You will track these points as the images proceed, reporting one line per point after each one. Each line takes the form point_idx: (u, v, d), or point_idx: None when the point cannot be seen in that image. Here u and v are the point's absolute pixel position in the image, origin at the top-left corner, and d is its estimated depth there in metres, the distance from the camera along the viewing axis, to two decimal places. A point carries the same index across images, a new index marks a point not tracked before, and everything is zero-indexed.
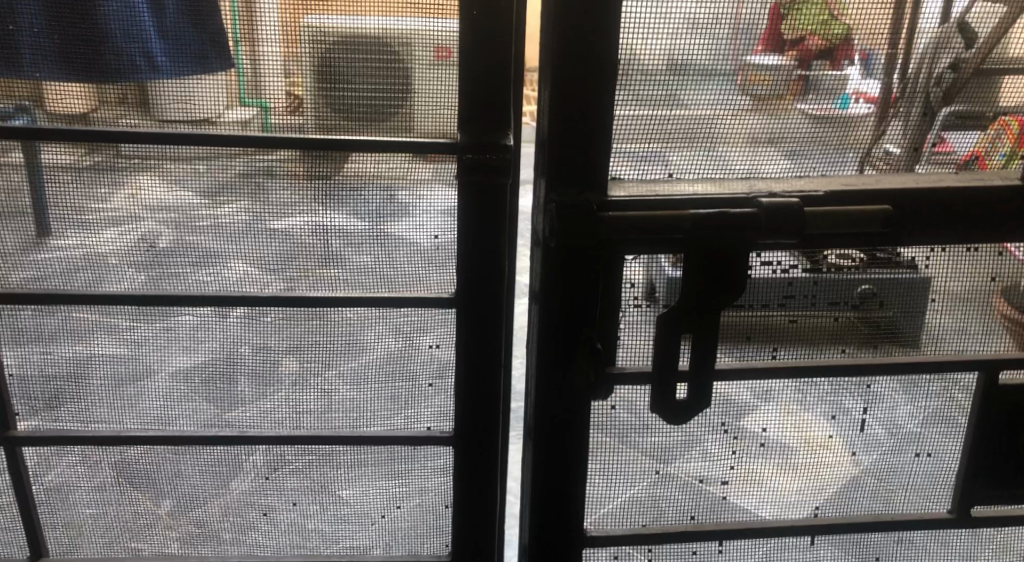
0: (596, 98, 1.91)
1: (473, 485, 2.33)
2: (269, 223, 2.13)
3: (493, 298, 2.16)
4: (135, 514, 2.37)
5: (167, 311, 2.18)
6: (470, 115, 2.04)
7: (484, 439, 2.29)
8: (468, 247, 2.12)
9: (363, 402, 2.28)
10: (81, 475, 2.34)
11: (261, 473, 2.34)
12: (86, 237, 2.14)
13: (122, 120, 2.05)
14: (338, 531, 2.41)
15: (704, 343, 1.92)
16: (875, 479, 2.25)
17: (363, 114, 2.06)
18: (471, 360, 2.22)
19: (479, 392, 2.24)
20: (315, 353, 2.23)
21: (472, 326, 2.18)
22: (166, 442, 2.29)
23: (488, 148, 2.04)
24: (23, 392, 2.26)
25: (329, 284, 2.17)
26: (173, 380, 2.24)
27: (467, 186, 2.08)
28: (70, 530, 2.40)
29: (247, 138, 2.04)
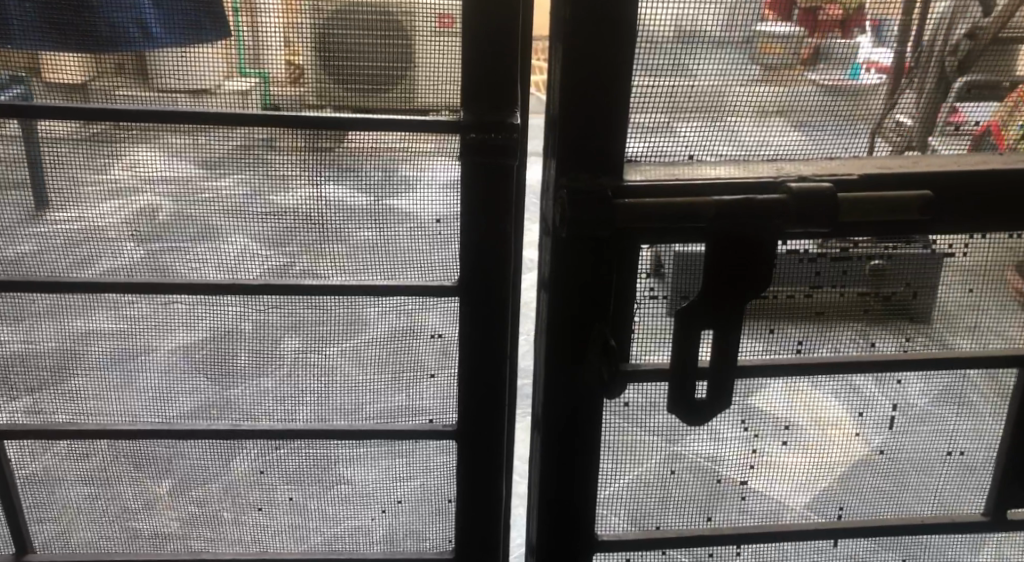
0: (610, 80, 1.86)
1: (478, 470, 2.32)
2: (269, 198, 2.08)
3: (497, 285, 2.14)
4: (137, 493, 2.36)
5: (167, 288, 2.15)
6: (474, 88, 1.99)
7: (490, 425, 2.27)
8: (473, 234, 2.09)
9: (365, 379, 2.25)
10: (83, 450, 2.32)
11: (264, 449, 2.32)
12: (83, 211, 2.11)
13: (121, 91, 2.01)
14: (341, 512, 2.39)
15: (726, 338, 1.87)
16: (901, 475, 2.25)
17: (362, 86, 2.01)
18: (475, 346, 2.20)
19: (485, 378, 2.23)
20: (318, 330, 2.20)
21: (476, 313, 2.16)
22: (170, 416, 2.28)
23: (492, 128, 1.99)
24: (22, 370, 2.24)
25: (331, 261, 2.13)
26: (174, 356, 2.22)
27: (471, 171, 2.05)
28: (71, 509, 2.39)
29: (247, 111, 2.00)
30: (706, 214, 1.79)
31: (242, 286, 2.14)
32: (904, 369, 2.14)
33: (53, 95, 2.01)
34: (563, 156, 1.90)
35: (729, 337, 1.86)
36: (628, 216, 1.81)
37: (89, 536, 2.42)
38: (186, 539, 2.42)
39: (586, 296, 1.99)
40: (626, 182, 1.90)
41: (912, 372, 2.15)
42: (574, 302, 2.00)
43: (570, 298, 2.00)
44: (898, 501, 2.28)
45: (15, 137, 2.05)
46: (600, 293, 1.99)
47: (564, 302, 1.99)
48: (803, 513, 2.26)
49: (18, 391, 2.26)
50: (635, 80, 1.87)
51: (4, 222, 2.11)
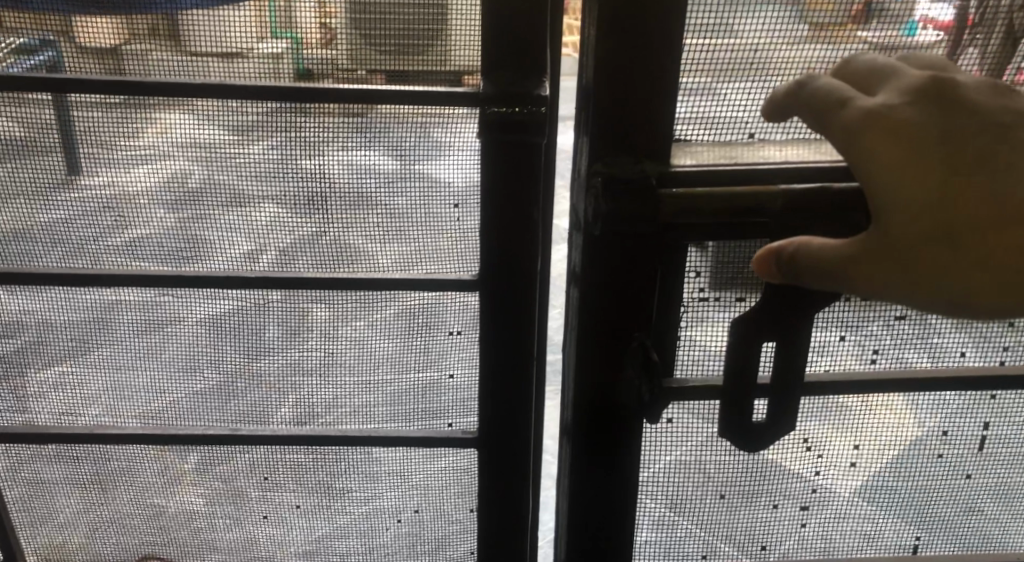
0: (646, 51, 1.77)
1: (503, 453, 2.27)
2: (300, 162, 2.02)
3: (520, 269, 2.07)
4: (162, 469, 2.34)
5: (196, 256, 2.11)
6: (505, 56, 1.90)
7: (514, 409, 2.22)
8: (495, 216, 2.02)
9: (395, 353, 2.19)
10: (110, 424, 2.30)
11: (290, 425, 2.27)
12: (114, 176, 2.05)
13: (155, 55, 1.94)
14: (368, 490, 2.34)
15: (789, 355, 1.82)
16: (977, 485, 2.17)
17: (396, 47, 1.94)
18: (498, 333, 2.14)
19: (507, 364, 2.17)
20: (348, 301, 2.14)
21: (499, 297, 2.10)
22: (199, 389, 2.25)
23: (515, 101, 1.91)
24: (51, 339, 2.21)
25: (362, 231, 2.07)
26: (202, 327, 2.18)
27: (494, 149, 1.96)
28: (99, 483, 2.37)
29: (278, 74, 1.94)
30: (758, 210, 1.73)
31: (272, 254, 2.09)
32: (1001, 386, 2.06)
33: (87, 60, 1.95)
34: (601, 139, 1.84)
35: (791, 355, 1.81)
36: (671, 211, 1.76)
37: (116, 510, 2.40)
38: (211, 514, 2.39)
39: (622, 295, 1.93)
40: (675, 168, 1.83)
41: (1011, 389, 2.07)
42: (611, 302, 1.94)
43: (605, 298, 1.94)
44: (951, 489, 2.17)
45: (46, 102, 2.00)
46: (635, 294, 1.93)
47: (594, 298, 1.94)
48: (849, 498, 2.16)
49: (45, 363, 2.23)
50: (678, 52, 1.77)
51: (36, 188, 2.07)
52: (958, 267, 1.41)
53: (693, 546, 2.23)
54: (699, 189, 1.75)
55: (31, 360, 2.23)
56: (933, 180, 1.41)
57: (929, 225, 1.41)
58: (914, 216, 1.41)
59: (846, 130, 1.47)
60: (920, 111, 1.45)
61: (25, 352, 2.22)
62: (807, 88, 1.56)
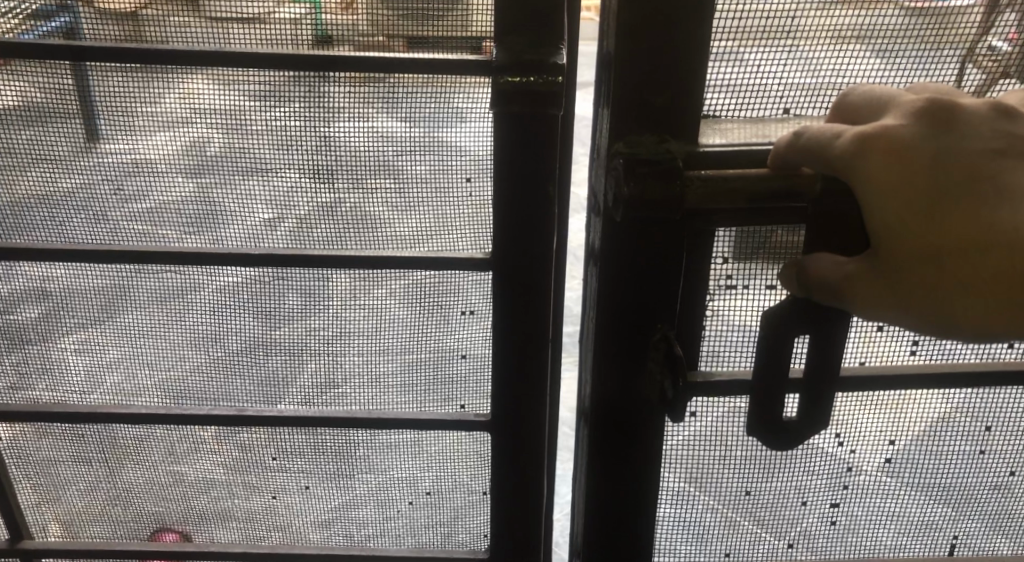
0: (674, 20, 1.67)
1: (516, 430, 2.25)
2: (322, 128, 1.99)
3: (535, 246, 2.03)
4: (181, 438, 2.35)
5: (217, 224, 2.10)
6: (522, 24, 1.85)
7: (527, 389, 2.19)
8: (510, 193, 1.98)
9: (413, 325, 2.18)
10: (130, 392, 2.30)
11: (308, 396, 2.27)
12: (136, 142, 2.04)
13: (173, 18, 1.92)
14: (386, 460, 2.34)
15: (827, 347, 1.61)
16: (1008, 467, 2.12)
17: (416, 11, 1.90)
18: (511, 311, 2.10)
19: (521, 342, 2.13)
20: (365, 271, 2.12)
21: (514, 275, 2.07)
22: (218, 359, 2.24)
23: (529, 69, 1.83)
24: (74, 307, 2.21)
25: (381, 199, 2.05)
26: (221, 295, 2.17)
27: (510, 122, 1.91)
28: (120, 451, 2.38)
29: (299, 39, 1.92)
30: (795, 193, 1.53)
31: (290, 221, 2.08)
32: None
33: (108, 28, 1.95)
34: (624, 116, 1.75)
35: (830, 347, 1.60)
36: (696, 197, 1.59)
37: (137, 478, 2.42)
38: (231, 483, 2.40)
39: (646, 285, 1.85)
40: (703, 148, 1.74)
41: None
42: (636, 291, 1.86)
43: (628, 287, 1.86)
44: (981, 468, 2.12)
45: (67, 69, 1.99)
46: (659, 284, 1.85)
47: (617, 286, 1.86)
48: (876, 476, 2.11)
49: (65, 330, 2.24)
50: (709, 21, 1.67)
51: (59, 154, 2.06)
52: (955, 295, 1.33)
53: (713, 521, 2.18)
54: (730, 172, 1.57)
55: (53, 328, 2.24)
56: (920, 213, 1.34)
57: (921, 261, 1.34)
58: (905, 252, 1.34)
59: (842, 162, 1.38)
60: (913, 135, 1.36)
61: (45, 319, 2.23)
62: (796, 134, 1.47)
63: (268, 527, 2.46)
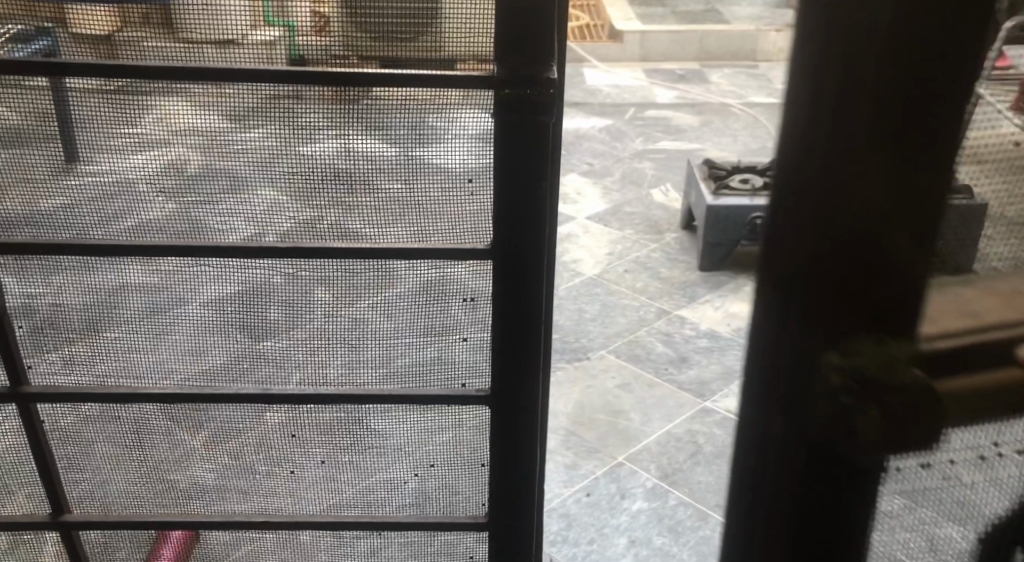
0: (913, 30, 0.52)
1: (506, 518, 1.79)
2: (296, 149, 1.47)
3: (529, 302, 1.58)
4: (135, 511, 1.80)
5: (150, 270, 1.57)
6: (502, 34, 1.37)
7: (518, 471, 1.74)
8: (505, 236, 1.53)
9: (399, 395, 1.68)
10: (70, 467, 1.77)
11: (288, 462, 1.76)
12: (114, 163, 1.49)
13: (148, 47, 1.40)
14: (386, 473, 1.76)
15: None
16: None
17: (404, 35, 1.40)
18: (506, 376, 1.66)
19: (515, 416, 1.69)
20: (362, 315, 1.62)
21: (513, 334, 1.61)
22: (175, 434, 1.73)
23: (527, 84, 1.40)
24: (65, 301, 1.61)
25: (364, 215, 1.53)
26: (165, 369, 1.67)
27: (507, 147, 1.46)
28: (105, 464, 1.76)
29: (274, 76, 1.42)
30: None
31: (268, 257, 1.55)
32: None
33: (78, 47, 1.41)
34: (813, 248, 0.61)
35: None
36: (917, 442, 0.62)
37: (121, 495, 1.80)
38: None
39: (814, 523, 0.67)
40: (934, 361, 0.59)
41: None
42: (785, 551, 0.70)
43: None
44: None
45: (46, 90, 1.45)
46: (843, 525, 0.67)
47: None
48: None
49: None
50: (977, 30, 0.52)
51: (23, 191, 1.52)
52: None
53: (686, 514, 2.23)
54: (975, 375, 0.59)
55: None
56: None
57: None
58: None
59: None
60: None
61: None
62: None
63: (268, 529, 1.82)
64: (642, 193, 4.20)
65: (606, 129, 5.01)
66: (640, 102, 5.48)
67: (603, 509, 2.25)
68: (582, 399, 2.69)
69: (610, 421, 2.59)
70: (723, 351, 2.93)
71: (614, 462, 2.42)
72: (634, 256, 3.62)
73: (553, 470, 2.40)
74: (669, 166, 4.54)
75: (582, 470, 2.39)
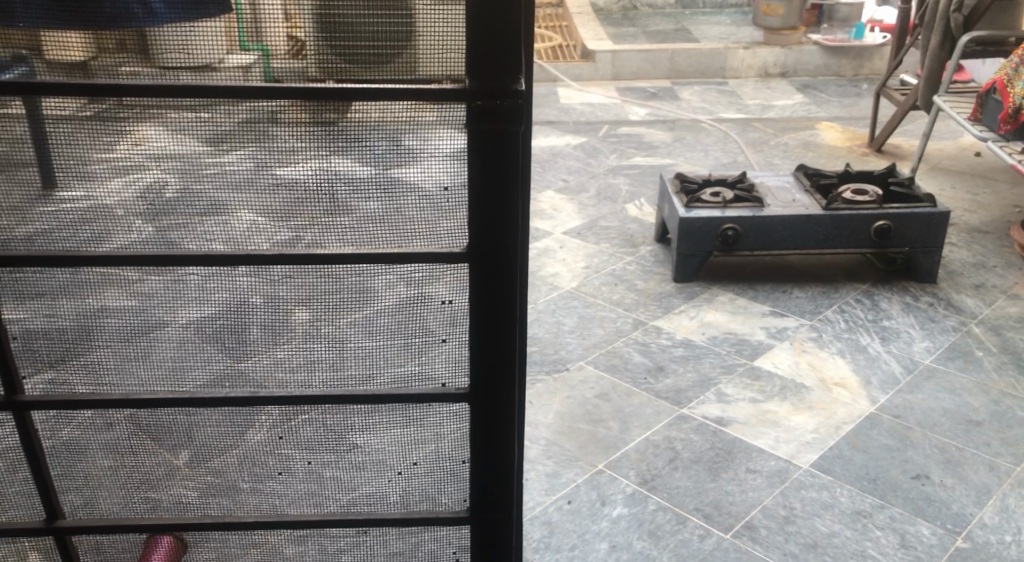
0: None
1: (486, 531, 1.78)
2: (273, 172, 1.51)
3: (503, 311, 1.59)
4: (125, 517, 1.79)
5: (118, 290, 1.60)
6: (475, 46, 1.41)
7: (497, 483, 1.73)
8: (479, 245, 1.55)
9: (381, 412, 1.71)
10: (58, 477, 1.74)
11: (273, 469, 1.75)
12: (92, 189, 1.50)
13: (124, 72, 1.42)
14: (371, 484, 1.78)
15: None
16: None
17: (376, 56, 1.43)
18: (484, 387, 1.66)
19: (491, 427, 1.69)
20: (340, 327, 1.64)
21: (487, 346, 1.62)
22: (155, 447, 1.72)
23: (496, 96, 1.43)
24: (56, 312, 1.59)
25: (341, 235, 1.56)
26: (149, 386, 1.67)
27: (480, 157, 1.49)
28: (95, 474, 1.74)
29: (250, 93, 1.42)
30: None
31: (250, 264, 1.56)
32: None
33: (54, 75, 1.42)
34: None
35: None
36: None
37: (112, 507, 1.78)
38: None
39: None
40: None
41: None
42: None
43: None
44: None
45: (20, 116, 1.47)
46: None
47: None
48: None
49: None
50: None
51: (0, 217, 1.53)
52: None
53: (665, 518, 2.27)
54: None
55: None
56: None
57: None
58: None
59: None
60: None
61: None
62: None
63: (248, 535, 1.82)
64: (617, 208, 4.25)
65: (580, 146, 5.08)
66: (613, 120, 5.55)
67: (584, 515, 2.29)
68: (562, 409, 2.73)
69: (589, 431, 2.62)
70: (698, 359, 2.98)
71: (594, 470, 2.45)
72: (611, 269, 3.65)
73: (533, 479, 2.42)
74: (642, 180, 4.60)
75: (562, 478, 2.42)
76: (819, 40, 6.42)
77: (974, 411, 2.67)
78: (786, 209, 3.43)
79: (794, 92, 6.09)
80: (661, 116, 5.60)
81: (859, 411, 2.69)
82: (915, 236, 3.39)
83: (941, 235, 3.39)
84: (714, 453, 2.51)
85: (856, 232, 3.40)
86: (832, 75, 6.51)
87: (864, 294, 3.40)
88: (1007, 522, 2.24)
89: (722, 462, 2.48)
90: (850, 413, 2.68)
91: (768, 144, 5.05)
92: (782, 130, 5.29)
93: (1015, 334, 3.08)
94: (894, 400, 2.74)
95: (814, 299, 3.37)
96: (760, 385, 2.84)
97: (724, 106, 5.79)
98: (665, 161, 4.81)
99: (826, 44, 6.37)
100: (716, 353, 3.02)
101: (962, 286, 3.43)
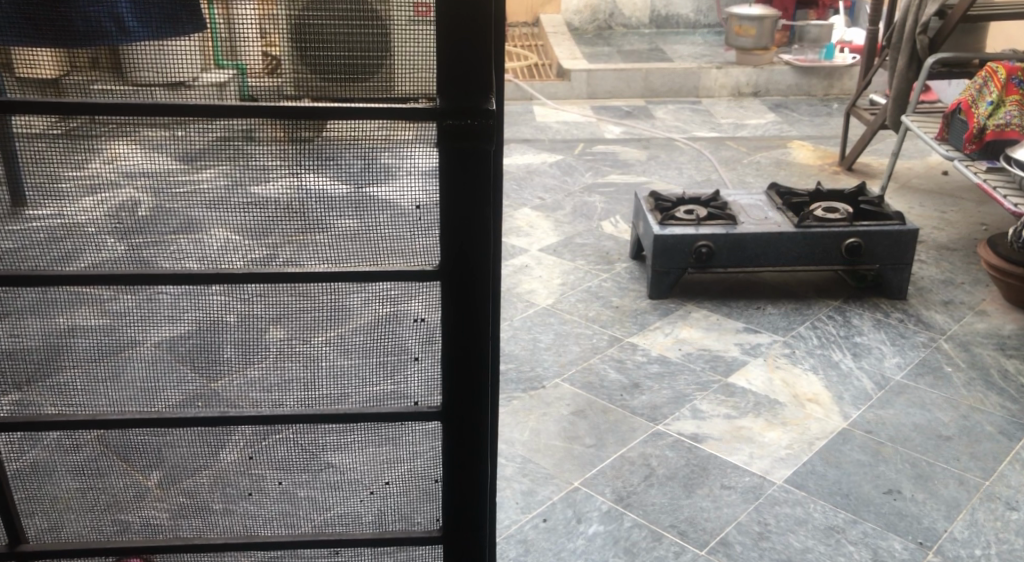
0: None
1: (459, 546, 1.78)
2: (247, 189, 1.50)
3: (475, 329, 1.59)
4: (93, 538, 1.76)
5: (75, 309, 1.58)
6: (446, 66, 1.41)
7: (469, 499, 1.73)
8: (451, 263, 1.54)
9: (355, 432, 1.70)
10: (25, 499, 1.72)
11: (242, 488, 1.75)
12: (62, 208, 1.49)
13: (96, 87, 1.41)
14: (345, 504, 1.76)
15: None
16: None
17: (349, 75, 1.44)
18: (456, 404, 1.66)
19: (463, 444, 1.69)
20: (315, 346, 1.63)
21: (459, 363, 1.62)
22: (124, 465, 1.70)
23: (467, 115, 1.43)
24: (19, 333, 1.58)
25: (314, 251, 1.55)
26: (121, 406, 1.66)
27: (449, 174, 1.49)
28: (64, 497, 1.72)
29: (225, 111, 1.42)
30: None
31: (223, 283, 1.56)
32: None
33: (25, 93, 1.41)
34: None
35: None
36: None
37: (79, 529, 1.75)
38: None
39: None
40: None
41: None
42: None
43: None
44: None
45: None
46: None
47: None
48: None
49: None
50: None
51: None
52: None
53: (640, 535, 2.28)
54: None
55: None
56: None
57: None
58: None
59: None
60: None
61: None
62: None
63: (222, 556, 1.81)
64: (593, 225, 4.27)
65: (557, 163, 5.11)
66: (589, 138, 5.59)
67: (560, 533, 2.29)
68: (539, 427, 2.73)
69: (565, 447, 2.63)
70: (673, 376, 3.00)
71: (570, 488, 2.45)
72: (587, 286, 3.67)
73: (510, 497, 2.42)
74: (618, 198, 4.63)
75: (539, 496, 2.42)
76: (791, 60, 6.52)
77: (943, 426, 2.71)
78: (759, 226, 3.46)
79: (766, 111, 6.17)
80: (636, 134, 5.65)
81: (831, 427, 2.71)
82: (884, 253, 3.44)
83: (910, 252, 3.44)
84: (689, 469, 2.53)
85: (826, 250, 3.44)
86: (802, 94, 6.61)
87: (835, 310, 3.44)
88: (977, 536, 2.27)
89: (696, 478, 2.49)
90: (824, 430, 2.70)
91: (741, 162, 5.11)
92: (754, 149, 5.35)
93: (982, 349, 3.13)
94: (865, 416, 2.76)
95: (786, 316, 3.40)
96: (734, 401, 2.85)
97: (698, 125, 5.85)
98: (641, 179, 4.84)
99: (797, 64, 6.47)
100: (691, 369, 3.04)
101: (931, 303, 3.47)
